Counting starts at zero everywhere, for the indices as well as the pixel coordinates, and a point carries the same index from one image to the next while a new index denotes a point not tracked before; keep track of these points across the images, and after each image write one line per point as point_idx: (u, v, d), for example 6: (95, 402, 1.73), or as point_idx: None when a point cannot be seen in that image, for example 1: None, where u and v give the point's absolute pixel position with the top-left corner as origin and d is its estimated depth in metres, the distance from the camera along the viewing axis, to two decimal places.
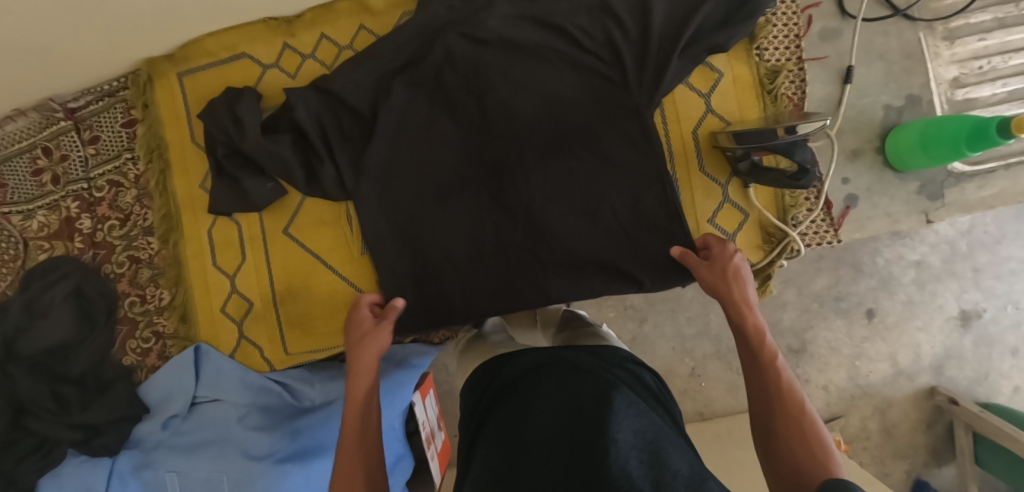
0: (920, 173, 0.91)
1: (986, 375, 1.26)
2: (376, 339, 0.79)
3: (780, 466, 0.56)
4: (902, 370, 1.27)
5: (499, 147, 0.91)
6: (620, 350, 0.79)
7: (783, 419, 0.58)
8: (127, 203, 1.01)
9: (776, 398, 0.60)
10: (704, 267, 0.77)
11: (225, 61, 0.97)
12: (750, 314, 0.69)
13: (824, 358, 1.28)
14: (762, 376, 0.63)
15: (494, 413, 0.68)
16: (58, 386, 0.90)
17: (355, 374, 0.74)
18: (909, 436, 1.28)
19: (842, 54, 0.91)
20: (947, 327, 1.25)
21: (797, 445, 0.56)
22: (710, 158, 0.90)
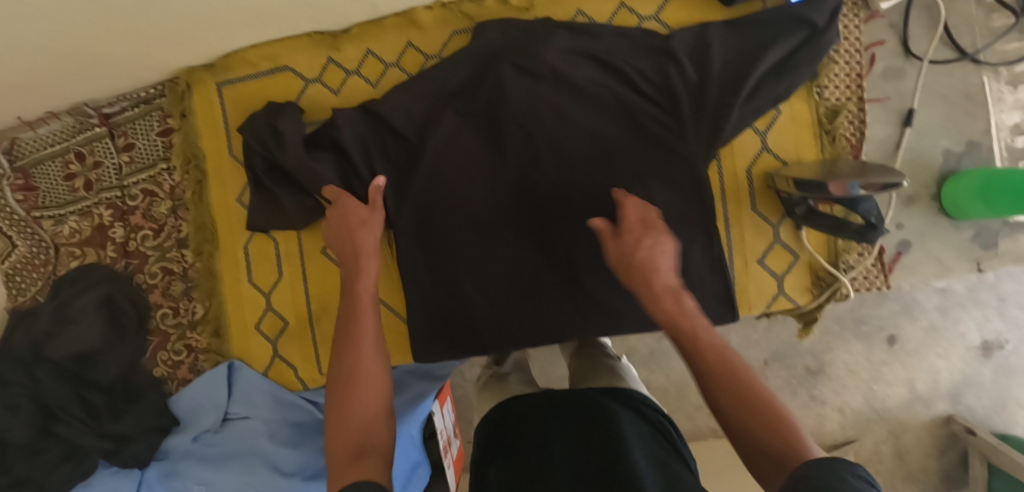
0: (975, 222, 0.89)
1: (1003, 405, 1.20)
2: (365, 276, 0.73)
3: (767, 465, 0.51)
4: (918, 396, 1.21)
5: (545, 189, 0.90)
6: (651, 401, 0.75)
7: (743, 414, 0.54)
8: (161, 213, 0.99)
9: (730, 389, 0.56)
10: (626, 248, 0.70)
11: (266, 72, 0.94)
12: (681, 300, 0.64)
13: (841, 380, 1.22)
14: (710, 361, 0.58)
15: (502, 451, 0.67)
16: (85, 392, 0.92)
17: (357, 336, 0.67)
18: (922, 461, 1.22)
19: (904, 96, 0.88)
20: (967, 355, 1.19)
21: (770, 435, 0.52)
22: (764, 197, 0.88)
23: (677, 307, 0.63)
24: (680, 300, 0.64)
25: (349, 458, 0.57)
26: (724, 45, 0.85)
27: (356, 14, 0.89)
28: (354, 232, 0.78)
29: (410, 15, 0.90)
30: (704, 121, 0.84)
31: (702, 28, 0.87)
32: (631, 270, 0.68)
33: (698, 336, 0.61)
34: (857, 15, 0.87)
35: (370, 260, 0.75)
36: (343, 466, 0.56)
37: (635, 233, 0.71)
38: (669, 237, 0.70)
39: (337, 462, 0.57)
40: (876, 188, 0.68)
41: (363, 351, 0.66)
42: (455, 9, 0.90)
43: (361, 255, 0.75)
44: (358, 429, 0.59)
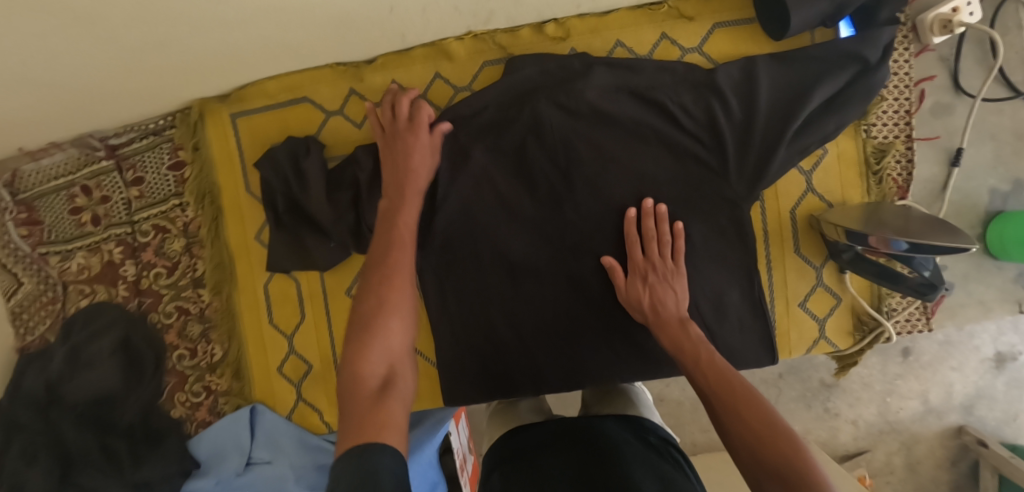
0: (1020, 263, 0.87)
1: (1015, 417, 1.13)
2: (408, 215, 0.69)
3: (765, 476, 0.52)
4: (932, 408, 1.14)
5: (581, 230, 0.86)
6: (663, 431, 0.74)
7: (743, 433, 0.55)
8: (175, 251, 0.95)
9: (728, 406, 0.58)
10: (639, 286, 0.78)
11: (284, 103, 0.89)
12: (686, 327, 0.71)
13: (855, 392, 1.15)
14: (713, 387, 0.61)
15: (506, 475, 0.66)
16: (107, 439, 0.87)
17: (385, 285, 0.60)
18: (933, 472, 1.16)
19: (953, 133, 0.86)
20: (980, 368, 1.12)
21: (766, 447, 0.53)
22: (807, 239, 0.85)
23: (683, 334, 0.70)
24: (685, 325, 0.72)
25: (371, 396, 0.51)
26: (771, 82, 0.81)
27: (383, 45, 0.83)
28: (406, 182, 0.72)
29: (440, 46, 0.85)
30: (750, 160, 0.81)
31: (749, 61, 0.82)
32: (640, 307, 0.78)
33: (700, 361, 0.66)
34: (908, 49, 0.83)
35: (416, 200, 0.71)
36: (363, 400, 0.51)
37: (645, 270, 0.79)
38: (676, 272, 0.78)
39: (358, 392, 0.52)
40: (933, 251, 0.67)
41: (397, 295, 0.59)
42: (488, 39, 0.85)
43: (406, 192, 0.71)
44: (379, 362, 0.54)
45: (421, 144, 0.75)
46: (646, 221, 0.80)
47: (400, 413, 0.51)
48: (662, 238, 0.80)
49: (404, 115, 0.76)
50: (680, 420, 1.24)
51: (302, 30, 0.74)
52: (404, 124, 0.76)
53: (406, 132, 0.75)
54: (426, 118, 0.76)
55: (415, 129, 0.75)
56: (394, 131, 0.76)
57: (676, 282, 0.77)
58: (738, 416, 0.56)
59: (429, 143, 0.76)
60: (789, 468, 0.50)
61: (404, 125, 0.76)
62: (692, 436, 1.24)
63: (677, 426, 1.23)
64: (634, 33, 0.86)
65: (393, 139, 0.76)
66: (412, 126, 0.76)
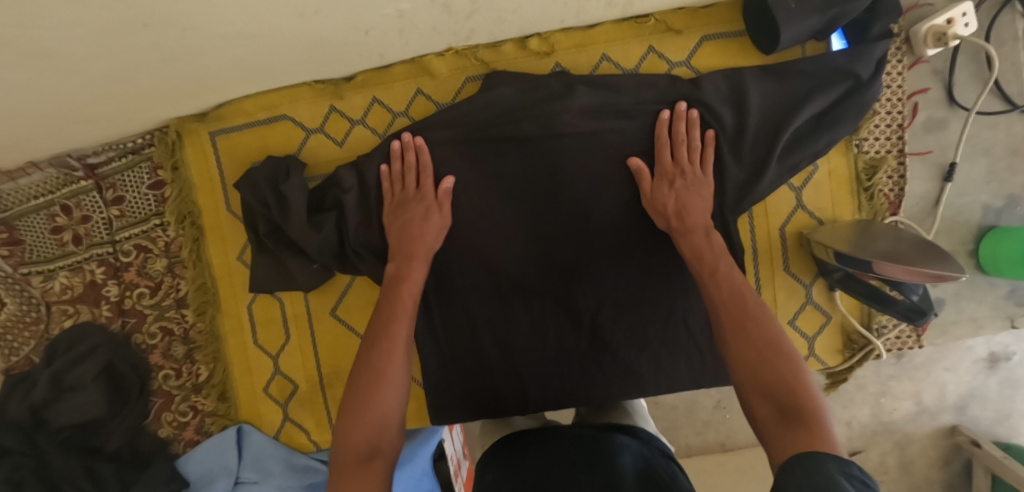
0: (1012, 279, 0.85)
1: (1007, 416, 1.11)
2: (409, 283, 0.75)
3: (762, 401, 0.56)
4: (925, 409, 1.12)
5: (568, 250, 0.85)
6: (660, 442, 0.73)
7: (748, 364, 0.59)
8: (157, 271, 0.94)
9: (739, 329, 0.61)
10: (665, 191, 0.77)
11: (264, 122, 0.87)
12: (710, 238, 0.72)
13: (849, 393, 1.14)
14: (725, 306, 0.64)
15: (505, 462, 0.68)
16: (91, 461, 0.87)
17: (388, 323, 0.70)
18: (926, 471, 1.15)
19: (946, 148, 0.84)
20: (972, 367, 1.08)
21: (768, 377, 0.57)
22: (796, 257, 0.84)
23: (705, 243, 0.72)
24: (709, 235, 0.73)
25: (358, 461, 0.60)
26: (761, 97, 0.79)
27: (363, 63, 0.81)
28: (410, 245, 0.78)
29: (421, 63, 0.83)
30: (737, 179, 0.79)
31: (736, 74, 0.80)
32: (666, 212, 0.77)
33: (722, 285, 0.67)
34: (901, 61, 0.81)
35: (421, 266, 0.77)
36: (348, 467, 0.59)
37: (672, 176, 0.78)
38: (702, 179, 0.77)
39: (345, 459, 0.60)
40: (921, 277, 0.67)
41: (394, 364, 0.66)
42: (470, 55, 0.83)
43: (412, 259, 0.77)
44: (365, 431, 0.62)
45: (425, 215, 0.80)
46: (677, 124, 0.79)
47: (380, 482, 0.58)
48: (692, 143, 0.79)
49: (399, 170, 0.81)
50: (674, 423, 1.19)
51: (278, 54, 0.72)
52: (411, 191, 0.81)
53: (411, 200, 0.81)
54: (430, 186, 0.81)
55: (421, 196, 0.81)
56: (399, 199, 0.81)
57: (701, 189, 0.77)
58: (750, 347, 0.60)
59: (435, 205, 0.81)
60: (789, 402, 0.54)
61: (418, 196, 0.81)
62: (686, 438, 1.20)
63: (671, 430, 1.19)
64: (620, 47, 0.84)
65: (397, 205, 0.81)
66: (423, 196, 0.81)
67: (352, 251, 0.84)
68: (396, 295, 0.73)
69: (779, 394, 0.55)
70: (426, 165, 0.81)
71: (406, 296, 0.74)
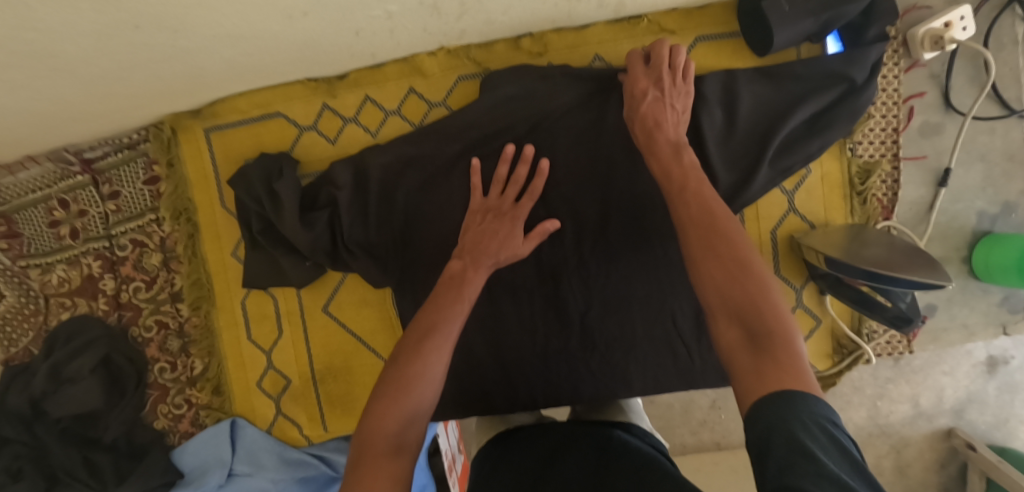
0: (1006, 286, 0.85)
1: (1006, 421, 1.10)
2: (471, 287, 0.68)
3: (732, 329, 0.49)
4: (922, 412, 1.12)
5: (558, 251, 0.86)
6: (653, 439, 0.73)
7: (713, 275, 0.51)
8: (152, 265, 0.95)
9: (704, 243, 0.53)
10: (635, 107, 0.70)
11: (257, 119, 0.88)
12: (679, 154, 0.63)
13: (845, 396, 1.14)
14: (692, 223, 0.55)
15: (512, 446, 0.71)
16: (89, 452, 0.91)
17: (456, 299, 0.66)
18: (922, 475, 1.15)
19: (941, 153, 0.83)
20: (972, 372, 1.09)
21: (739, 301, 0.49)
22: (788, 261, 0.84)
23: (675, 162, 0.62)
24: (680, 153, 0.63)
25: (388, 451, 0.56)
26: (755, 97, 0.79)
27: (355, 62, 0.81)
28: (481, 249, 0.71)
29: (413, 62, 0.83)
30: (727, 182, 0.79)
31: (728, 76, 0.80)
32: (634, 123, 0.70)
33: (685, 188, 0.59)
34: (898, 64, 0.80)
35: (485, 274, 0.70)
36: (377, 457, 0.55)
37: (648, 89, 0.70)
38: (679, 96, 0.69)
39: (372, 448, 0.56)
40: (911, 285, 0.66)
41: (438, 358, 0.61)
42: (462, 55, 0.83)
43: (478, 264, 0.70)
44: (397, 419, 0.57)
45: (512, 235, 0.72)
46: (674, 55, 0.71)
47: (404, 480, 0.55)
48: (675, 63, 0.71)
49: (502, 177, 0.75)
50: (670, 422, 1.20)
51: (269, 54, 0.73)
52: (507, 202, 0.74)
53: (503, 211, 0.74)
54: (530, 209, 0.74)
55: (512, 212, 0.74)
56: (489, 204, 0.75)
57: (675, 105, 0.69)
58: (715, 255, 0.51)
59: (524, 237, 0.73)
60: (761, 331, 0.47)
61: (508, 207, 0.74)
62: (681, 437, 1.20)
63: (666, 429, 1.20)
64: (612, 48, 0.83)
65: (486, 212, 0.74)
66: (517, 213, 0.74)
67: (344, 248, 0.85)
68: (456, 295, 0.66)
69: (751, 320, 0.47)
70: (538, 190, 0.74)
71: (464, 297, 0.66)
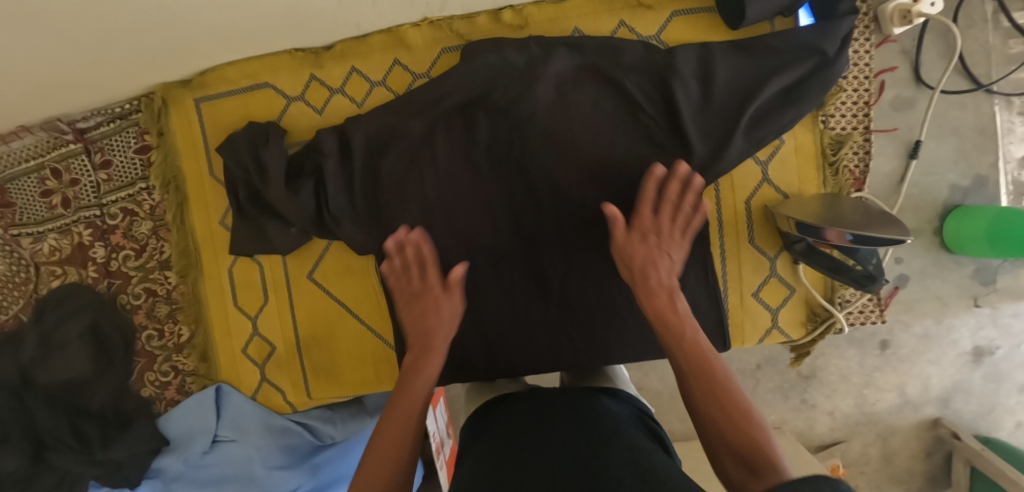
0: (977, 259, 0.86)
1: (991, 410, 1.24)
2: (438, 335, 0.70)
3: (728, 456, 0.56)
4: (908, 401, 1.25)
5: (535, 221, 0.88)
6: (638, 402, 0.76)
7: (711, 410, 0.58)
8: (142, 234, 0.97)
9: (699, 380, 0.60)
10: (635, 244, 0.71)
11: (246, 89, 0.90)
12: (675, 303, 0.67)
13: (833, 385, 1.25)
14: (683, 354, 0.63)
15: (488, 415, 0.74)
16: (77, 420, 0.93)
17: (427, 352, 0.68)
18: (907, 463, 1.28)
19: (913, 126, 0.85)
20: (959, 361, 1.23)
21: (733, 431, 0.56)
22: (762, 230, 0.85)
23: (669, 305, 0.67)
24: (673, 300, 0.67)
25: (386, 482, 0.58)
26: (731, 69, 0.81)
27: (339, 32, 0.84)
28: (420, 337, 0.70)
29: (397, 34, 0.85)
30: (702, 155, 0.81)
31: (704, 49, 0.83)
32: (631, 268, 0.71)
33: (683, 337, 0.64)
34: (869, 39, 0.82)
35: (436, 360, 0.69)
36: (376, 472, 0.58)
37: (649, 231, 0.72)
38: (679, 243, 0.72)
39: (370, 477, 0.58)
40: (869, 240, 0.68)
41: (411, 400, 0.64)
42: (445, 27, 0.85)
43: (429, 351, 0.68)
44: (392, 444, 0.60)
45: (438, 306, 0.72)
46: (670, 183, 0.72)
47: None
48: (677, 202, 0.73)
49: (399, 261, 0.75)
50: (659, 409, 1.23)
51: (255, 19, 0.75)
52: (416, 282, 0.74)
53: (422, 291, 0.73)
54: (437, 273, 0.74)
55: (425, 287, 0.73)
56: (404, 290, 0.74)
57: (676, 249, 0.71)
58: (709, 395, 0.59)
59: (448, 295, 0.73)
60: (752, 457, 0.54)
61: (418, 285, 0.74)
62: (670, 424, 1.23)
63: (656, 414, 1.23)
64: (591, 21, 0.86)
65: (410, 299, 0.74)
66: (431, 284, 0.73)
67: (330, 217, 0.86)
68: (428, 343, 0.70)
69: (750, 453, 0.54)
70: (430, 256, 0.74)
71: (434, 348, 0.69)
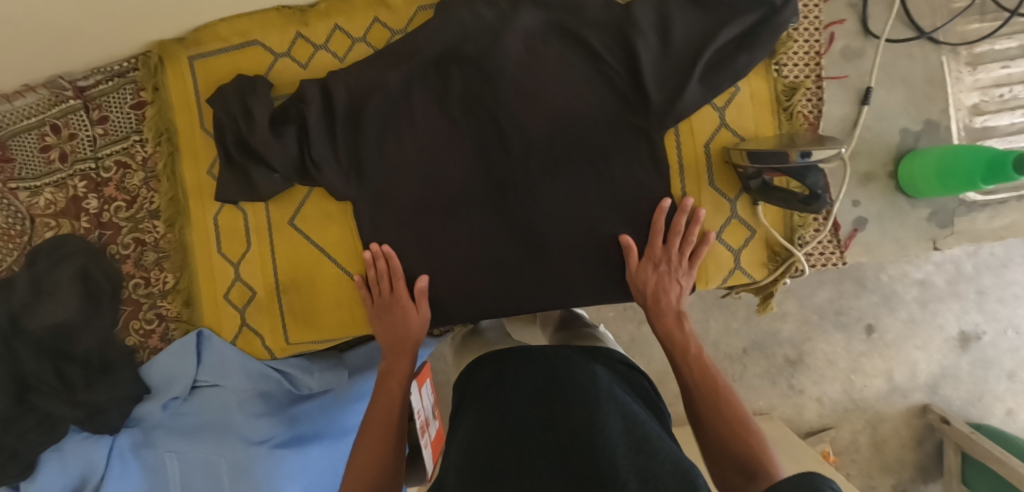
0: (932, 201, 0.90)
1: (980, 397, 1.40)
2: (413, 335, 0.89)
3: (732, 470, 0.65)
4: (896, 387, 1.40)
5: (505, 165, 0.91)
6: (618, 353, 0.82)
7: (717, 428, 0.69)
8: (134, 185, 1.02)
9: (705, 401, 0.73)
10: (648, 271, 0.87)
11: (236, 46, 0.96)
12: (681, 323, 0.85)
13: (820, 370, 1.41)
14: (697, 384, 0.76)
15: (478, 372, 0.77)
16: (62, 363, 0.92)
17: (399, 351, 0.87)
18: (897, 450, 1.42)
19: (863, 74, 0.89)
20: (945, 347, 1.39)
21: (738, 449, 0.66)
22: (722, 173, 0.89)
23: (676, 326, 0.85)
24: (680, 321, 0.85)
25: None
26: (688, 19, 0.85)
27: None
28: (394, 342, 0.88)
29: None
30: (660, 101, 0.85)
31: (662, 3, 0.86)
32: (643, 290, 0.87)
33: (690, 358, 0.80)
34: None
35: (406, 360, 0.87)
36: None
37: (659, 259, 0.87)
38: (685, 270, 0.87)
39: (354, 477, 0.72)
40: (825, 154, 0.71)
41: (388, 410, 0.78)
42: None
43: (400, 354, 0.87)
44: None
45: (406, 313, 0.90)
46: (680, 216, 0.85)
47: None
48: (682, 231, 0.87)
49: (373, 278, 0.93)
50: None
51: None
52: (386, 292, 0.92)
53: (392, 303, 0.91)
54: (402, 285, 0.92)
55: (394, 296, 0.92)
56: (379, 302, 0.92)
57: (680, 277, 0.87)
58: (720, 421, 0.70)
59: (414, 304, 0.91)
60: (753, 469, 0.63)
61: (390, 295, 0.92)
62: None
63: None
64: None
65: (380, 311, 0.92)
66: (398, 297, 0.91)
67: (310, 162, 0.90)
68: (399, 349, 0.88)
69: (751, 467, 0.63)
70: (397, 269, 0.92)
71: (406, 350, 0.87)
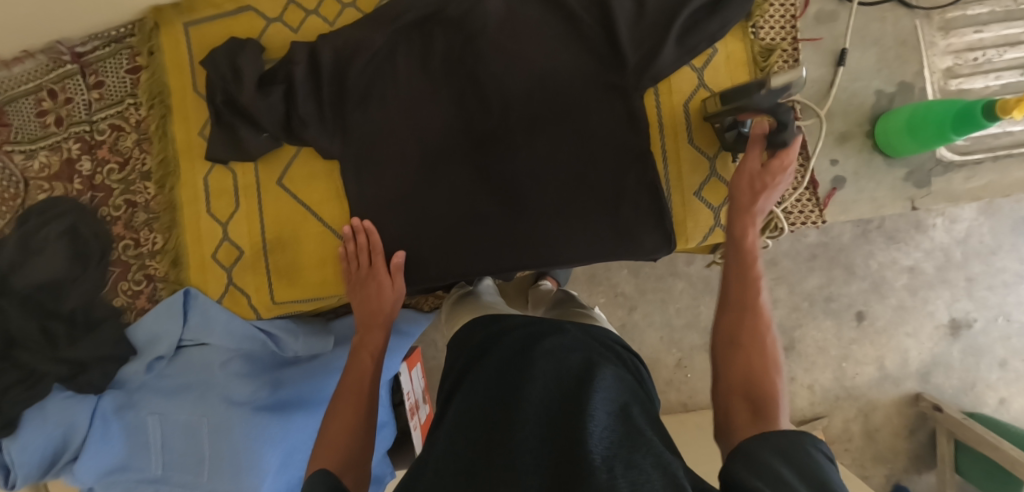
0: (908, 161, 0.91)
1: (972, 385, 1.38)
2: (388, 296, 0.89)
3: (738, 399, 0.54)
4: (887, 374, 1.38)
5: (485, 122, 0.94)
6: (609, 332, 0.75)
7: (730, 358, 0.58)
8: (127, 147, 1.04)
9: (733, 335, 0.60)
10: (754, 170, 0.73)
11: (229, 12, 1.00)
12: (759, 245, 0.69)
13: (810, 357, 1.39)
14: (737, 308, 0.62)
15: (497, 319, 0.78)
16: (47, 321, 0.93)
17: (369, 326, 0.85)
18: (890, 440, 1.39)
19: (837, 37, 0.92)
20: (936, 334, 1.37)
21: (741, 379, 0.56)
22: (700, 130, 0.91)
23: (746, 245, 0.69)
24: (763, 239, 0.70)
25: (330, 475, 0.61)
26: None
27: None
28: (369, 313, 0.86)
29: None
30: (633, 61, 0.88)
31: None
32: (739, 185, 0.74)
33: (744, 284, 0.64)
34: None
35: (379, 333, 0.84)
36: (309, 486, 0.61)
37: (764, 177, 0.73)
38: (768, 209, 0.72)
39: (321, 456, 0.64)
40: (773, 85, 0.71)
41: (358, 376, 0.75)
42: None
43: (372, 328, 0.84)
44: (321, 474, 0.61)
45: (381, 287, 0.89)
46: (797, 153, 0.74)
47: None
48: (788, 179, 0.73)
49: (351, 252, 0.92)
50: None
51: None
52: (364, 266, 0.91)
53: (368, 278, 0.90)
54: (382, 262, 0.91)
55: (371, 271, 0.91)
56: (357, 277, 0.91)
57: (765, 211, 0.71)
58: (736, 346, 0.59)
59: (390, 278, 0.91)
60: (756, 397, 0.53)
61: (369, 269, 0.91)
62: None
63: None
64: None
65: (357, 284, 0.91)
66: (376, 272, 0.90)
67: (296, 120, 0.93)
68: (368, 326, 0.85)
69: (754, 396, 0.53)
70: (377, 245, 0.92)
71: (378, 324, 0.85)
